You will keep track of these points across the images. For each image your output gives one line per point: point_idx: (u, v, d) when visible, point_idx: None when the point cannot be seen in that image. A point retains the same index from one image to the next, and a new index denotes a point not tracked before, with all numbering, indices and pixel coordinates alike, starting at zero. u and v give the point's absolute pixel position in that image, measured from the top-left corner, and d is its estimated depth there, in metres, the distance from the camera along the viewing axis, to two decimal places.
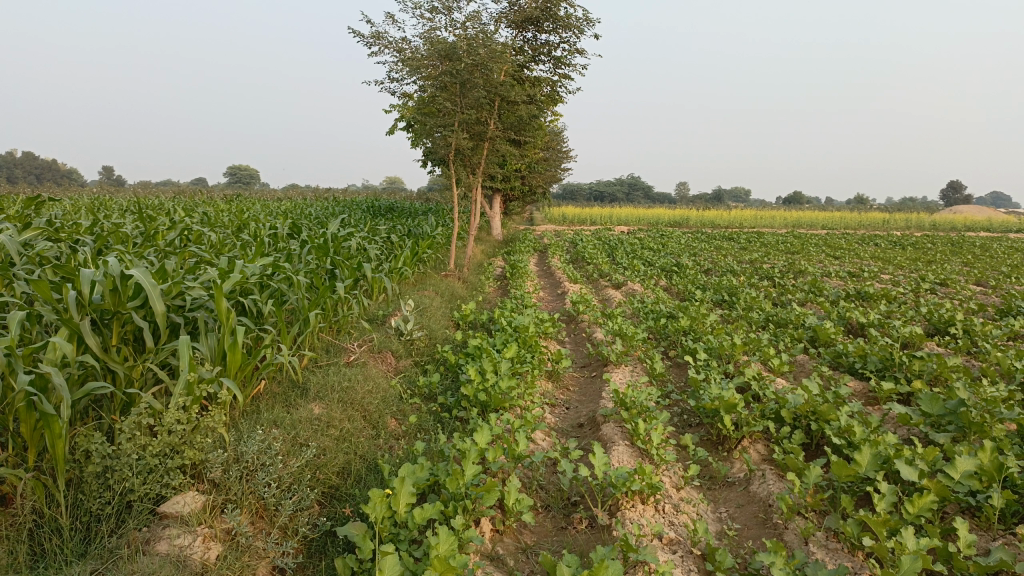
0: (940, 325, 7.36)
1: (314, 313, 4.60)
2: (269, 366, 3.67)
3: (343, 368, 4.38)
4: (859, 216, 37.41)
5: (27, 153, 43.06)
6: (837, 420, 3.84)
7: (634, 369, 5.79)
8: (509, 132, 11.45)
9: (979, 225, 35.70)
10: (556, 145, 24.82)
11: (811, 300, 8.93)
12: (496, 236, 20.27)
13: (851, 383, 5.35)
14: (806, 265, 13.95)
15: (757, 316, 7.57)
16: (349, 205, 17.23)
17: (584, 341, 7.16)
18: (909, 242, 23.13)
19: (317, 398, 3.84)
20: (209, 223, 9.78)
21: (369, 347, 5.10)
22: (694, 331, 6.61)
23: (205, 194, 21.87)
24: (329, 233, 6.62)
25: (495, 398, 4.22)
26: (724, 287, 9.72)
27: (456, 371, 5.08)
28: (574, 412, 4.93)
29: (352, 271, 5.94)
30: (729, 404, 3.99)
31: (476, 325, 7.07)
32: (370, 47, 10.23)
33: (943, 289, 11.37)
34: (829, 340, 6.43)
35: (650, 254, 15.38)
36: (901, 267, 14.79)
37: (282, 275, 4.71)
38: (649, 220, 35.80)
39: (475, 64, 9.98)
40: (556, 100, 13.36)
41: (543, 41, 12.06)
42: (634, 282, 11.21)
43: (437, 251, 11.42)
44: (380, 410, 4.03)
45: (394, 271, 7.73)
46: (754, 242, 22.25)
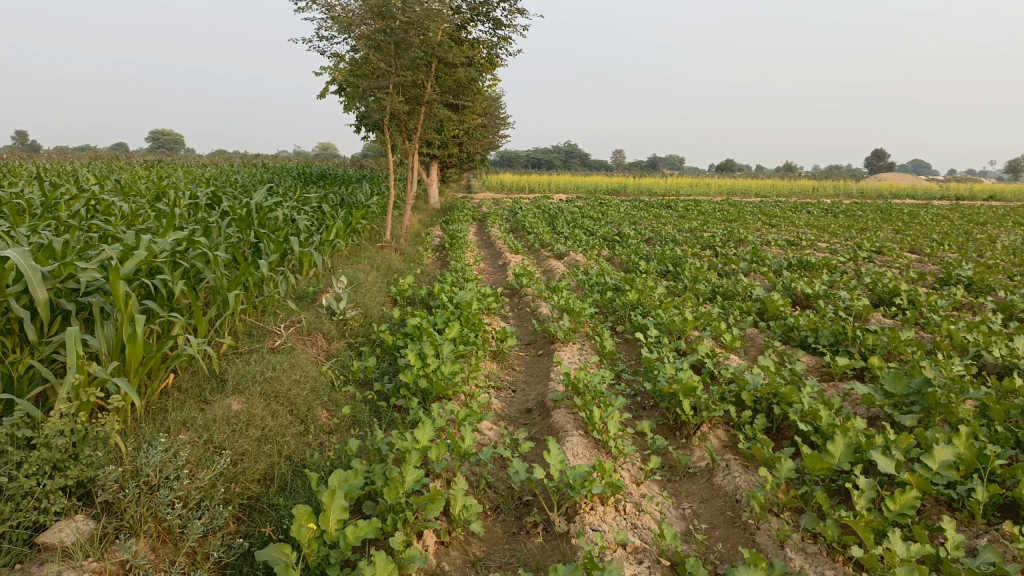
0: (885, 295, 7.30)
1: (233, 295, 4.16)
2: (179, 358, 3.23)
3: (267, 354, 3.96)
4: (791, 184, 38.05)
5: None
6: (801, 403, 3.63)
7: (582, 347, 5.50)
8: (447, 96, 10.96)
9: (904, 193, 36.74)
10: (494, 110, 24.29)
11: (756, 270, 8.82)
12: (433, 204, 19.74)
13: (805, 360, 5.18)
14: (746, 234, 13.92)
15: (705, 288, 7.37)
16: (279, 172, 16.45)
17: (528, 316, 6.85)
18: (841, 211, 23.56)
19: (236, 391, 3.43)
20: (123, 192, 9.05)
21: (297, 328, 4.67)
22: (642, 305, 6.37)
23: (123, 160, 20.63)
24: (252, 203, 6.10)
25: (437, 384, 3.87)
26: (668, 257, 9.54)
27: (393, 354, 4.70)
28: (522, 396, 4.62)
29: (278, 245, 5.46)
30: (688, 387, 3.73)
31: (414, 300, 6.68)
32: (296, 2, 9.54)
33: (881, 258, 11.45)
34: (779, 313, 6.27)
35: (590, 223, 15.15)
36: (837, 235, 14.93)
37: (196, 251, 4.24)
38: (587, 188, 35.65)
39: (410, 22, 9.46)
40: (495, 64, 12.87)
41: (482, 0, 11.53)
42: (576, 253, 10.94)
43: (372, 221, 10.91)
44: (309, 402, 3.63)
45: (325, 244, 7.24)
46: (691, 210, 22.27)
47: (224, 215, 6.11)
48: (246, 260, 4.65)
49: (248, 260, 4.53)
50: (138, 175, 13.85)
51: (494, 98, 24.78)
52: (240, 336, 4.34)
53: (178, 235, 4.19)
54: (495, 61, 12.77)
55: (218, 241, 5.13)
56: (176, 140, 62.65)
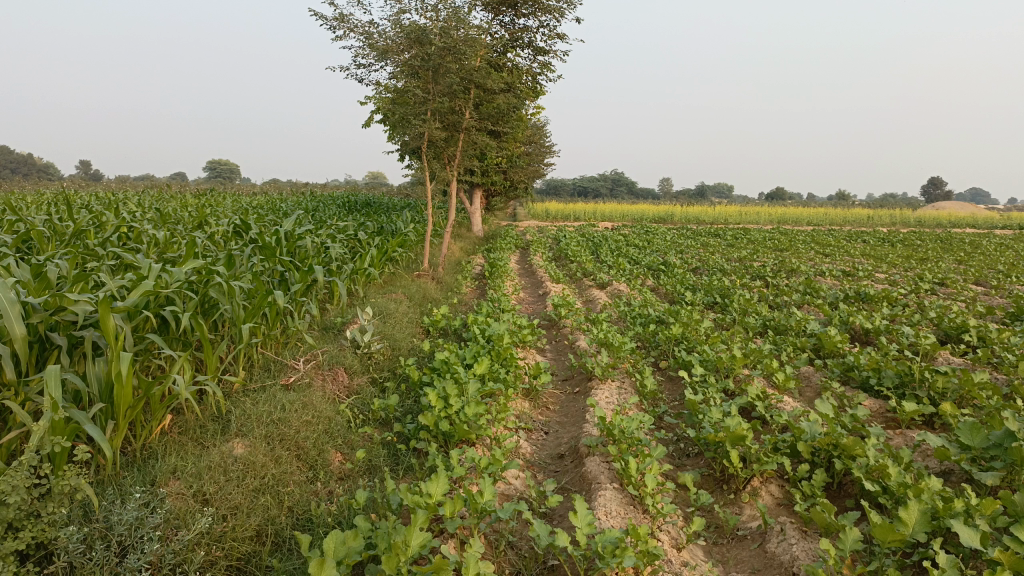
0: (952, 331, 6.78)
1: (247, 327, 3.94)
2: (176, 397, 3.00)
3: (278, 392, 3.71)
4: (845, 211, 37.02)
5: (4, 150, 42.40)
6: (867, 458, 3.23)
7: (623, 385, 5.13)
8: (486, 122, 10.77)
9: (965, 221, 35.42)
10: (538, 138, 24.16)
11: (809, 302, 8.34)
12: (477, 233, 19.58)
13: (868, 403, 4.73)
14: (798, 263, 13.38)
15: (755, 322, 6.95)
16: (323, 200, 16.45)
17: (567, 350, 6.52)
18: (898, 239, 22.68)
19: (239, 434, 3.18)
20: (160, 219, 9.03)
21: (316, 362, 4.41)
22: (687, 340, 5.98)
23: (174, 189, 21.00)
24: (281, 231, 5.91)
25: (460, 427, 3.56)
26: (716, 288, 9.11)
27: (418, 391, 4.41)
28: (555, 439, 4.27)
29: (304, 275, 5.23)
30: (737, 436, 3.37)
31: (447, 332, 6.39)
32: (334, 30, 9.50)
33: (944, 290, 10.83)
34: (836, 350, 5.83)
35: (635, 252, 14.75)
36: (895, 265, 14.28)
37: (213, 280, 4.04)
38: (634, 216, 35.23)
39: (447, 47, 9.33)
40: (537, 90, 12.69)
41: (521, 26, 11.39)
42: (619, 282, 10.58)
43: (410, 250, 10.72)
44: (321, 444, 3.36)
45: (357, 273, 7.04)
46: (740, 239, 21.66)
47: (253, 243, 5.92)
48: (267, 288, 4.44)
49: (266, 289, 4.31)
50: (183, 203, 13.96)
51: (539, 126, 24.65)
52: (256, 371, 4.09)
53: (194, 263, 3.99)
54: (537, 87, 12.57)
55: (241, 271, 4.93)
56: (230, 170, 64.10)
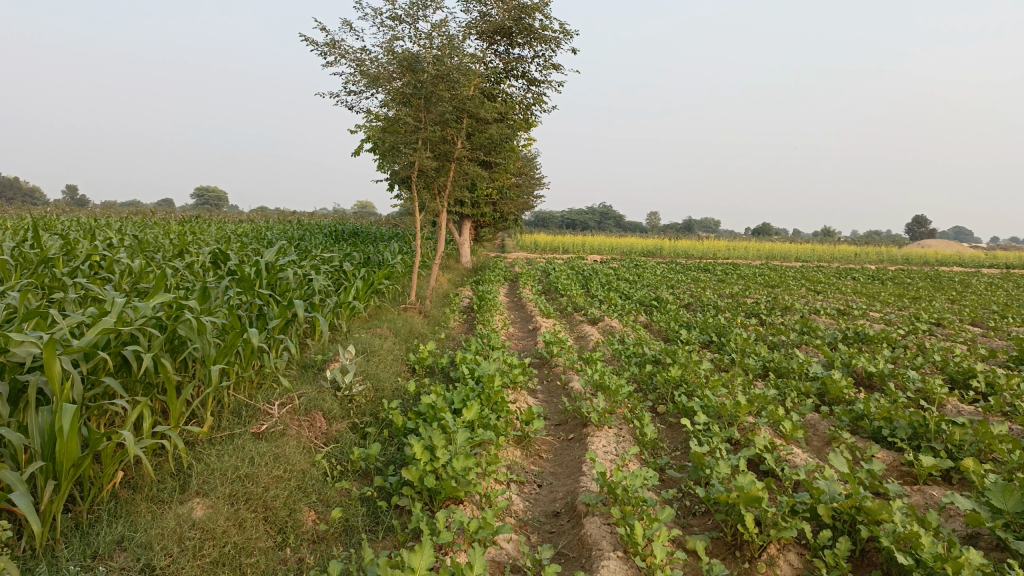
0: (958, 375, 6.52)
1: (217, 368, 3.61)
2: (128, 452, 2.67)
3: (248, 442, 3.38)
4: (832, 248, 37.06)
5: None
6: (894, 524, 2.95)
7: (620, 432, 4.83)
8: (478, 152, 10.56)
9: (951, 260, 35.52)
10: (528, 170, 24.02)
11: (807, 342, 8.09)
12: (465, 264, 19.30)
13: (881, 456, 4.44)
14: (792, 301, 13.16)
15: (754, 363, 6.67)
16: (310, 229, 16.13)
17: (559, 391, 6.22)
18: (888, 277, 22.57)
19: (200, 493, 2.87)
20: (137, 247, 8.69)
21: (292, 407, 4.09)
22: (687, 382, 5.69)
23: (159, 214, 20.62)
24: (261, 263, 5.61)
25: (447, 484, 3.24)
26: (711, 326, 8.85)
27: (402, 438, 4.08)
28: (549, 493, 3.95)
29: (283, 310, 4.92)
30: (752, 497, 3.07)
31: (434, 370, 6.07)
32: (325, 56, 9.29)
33: (941, 330, 10.62)
34: (842, 395, 5.56)
35: (626, 287, 14.50)
36: (888, 303, 14.10)
37: (182, 316, 3.72)
38: (623, 249, 35.13)
39: (440, 75, 9.20)
40: (530, 121, 12.51)
41: (516, 56, 11.23)
42: (611, 318, 10.30)
43: (397, 282, 10.41)
44: (292, 503, 3.03)
45: (341, 307, 6.72)
46: (731, 274, 21.46)
47: (231, 275, 5.61)
48: (241, 325, 4.12)
49: (241, 326, 3.99)
50: (166, 230, 13.64)
51: (529, 157, 24.51)
52: (225, 415, 3.76)
53: (162, 296, 3.68)
54: (530, 119, 12.41)
55: (216, 305, 4.62)
56: (218, 197, 63.79)
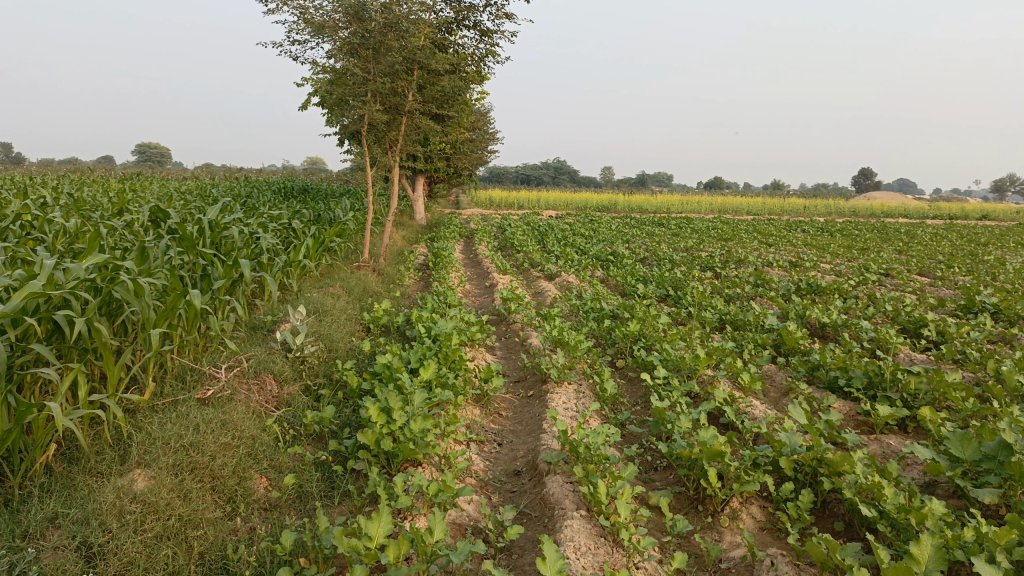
0: (909, 325, 6.62)
1: (158, 331, 3.42)
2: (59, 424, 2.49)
3: (193, 408, 3.21)
4: (783, 201, 37.55)
5: None
6: (856, 475, 2.95)
7: (580, 388, 4.77)
8: (430, 105, 10.27)
9: (897, 211, 36.35)
10: (482, 125, 23.65)
11: (762, 294, 8.13)
12: (419, 221, 19.01)
13: (838, 407, 4.47)
14: (746, 254, 13.27)
15: (712, 316, 6.67)
16: (258, 186, 15.66)
17: (517, 348, 6.14)
18: (837, 229, 22.93)
19: (141, 463, 2.71)
20: (72, 206, 8.27)
21: (240, 370, 3.92)
22: (645, 337, 5.66)
23: (97, 172, 19.78)
24: (204, 220, 5.35)
25: (404, 447, 3.13)
26: (667, 279, 8.83)
27: (357, 400, 3.96)
28: (509, 451, 3.88)
29: (228, 269, 4.71)
30: (715, 452, 3.03)
31: (389, 329, 5.93)
32: (265, 2, 8.85)
33: (890, 280, 10.81)
34: (798, 347, 5.59)
35: (582, 241, 14.44)
36: (838, 255, 14.32)
37: (118, 277, 3.50)
38: (577, 205, 35.07)
39: (389, 24, 8.86)
40: (483, 73, 12.20)
41: (467, 4, 10.88)
42: (568, 273, 10.24)
43: (350, 239, 10.16)
44: (242, 471, 2.90)
45: (291, 266, 6.50)
46: (685, 228, 21.57)
47: (172, 234, 5.35)
48: (183, 286, 3.92)
49: (182, 287, 3.79)
50: (105, 188, 13.10)
51: (482, 111, 24.10)
52: (167, 381, 3.58)
53: (96, 257, 3.46)
54: (483, 71, 12.10)
55: (155, 265, 4.39)
56: (161, 154, 61.72)
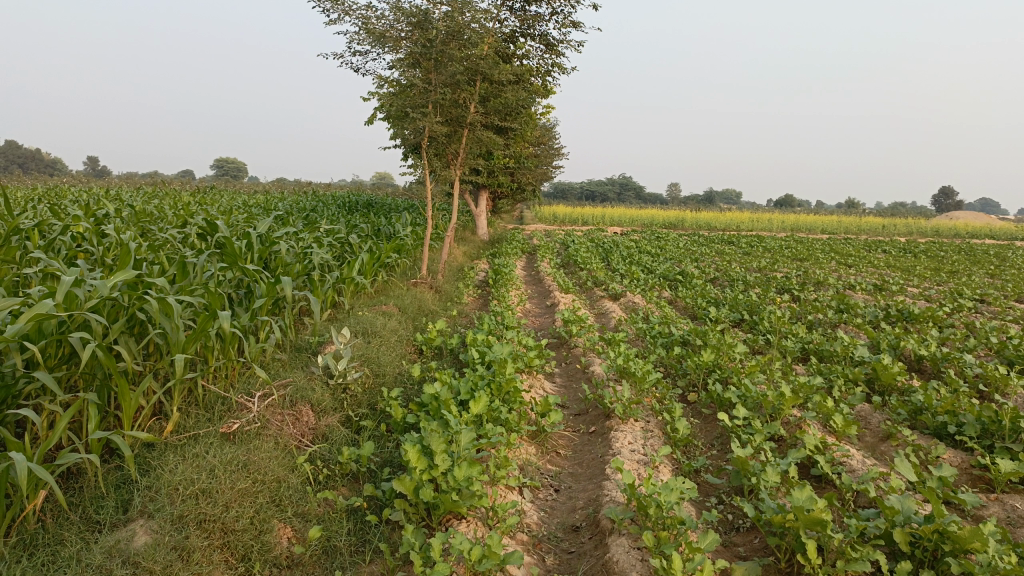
0: (1021, 359, 5.92)
1: (184, 357, 3.11)
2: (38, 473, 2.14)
3: (213, 448, 2.89)
4: (860, 220, 36.02)
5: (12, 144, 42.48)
6: (990, 556, 2.41)
7: (648, 426, 4.29)
8: (492, 118, 9.94)
9: (983, 232, 34.46)
10: (547, 140, 23.29)
11: (847, 321, 7.49)
12: (482, 236, 18.74)
13: (948, 458, 3.88)
14: (825, 275, 12.50)
15: (793, 345, 6.10)
16: (323, 200, 15.60)
17: (579, 375, 5.70)
18: (920, 250, 21.69)
19: (145, 516, 2.39)
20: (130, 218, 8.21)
21: (274, 399, 3.58)
22: (721, 368, 5.15)
23: (170, 185, 20.16)
24: (251, 235, 5.10)
25: (446, 498, 2.71)
26: (742, 302, 8.24)
27: (401, 435, 3.58)
28: (567, 500, 3.43)
29: (270, 287, 4.40)
30: (814, 520, 2.54)
31: (442, 352, 5.56)
32: (328, 12, 8.70)
33: (988, 308, 9.95)
34: (895, 383, 4.99)
35: (648, 259, 13.86)
36: (925, 278, 13.40)
37: (147, 297, 3.22)
38: (643, 221, 34.38)
39: (451, 33, 8.60)
40: (548, 85, 11.83)
41: (533, 13, 10.55)
42: (634, 294, 9.73)
43: (408, 256, 9.89)
44: (262, 519, 2.55)
45: (344, 282, 6.23)
46: (755, 247, 20.69)
47: (219, 249, 5.11)
48: (219, 306, 3.64)
49: (216, 309, 3.50)
50: (174, 200, 13.22)
51: (546, 126, 23.79)
52: (192, 412, 3.28)
53: (124, 274, 3.19)
54: (547, 84, 11.75)
55: (194, 282, 4.12)
56: (237, 170, 63.78)
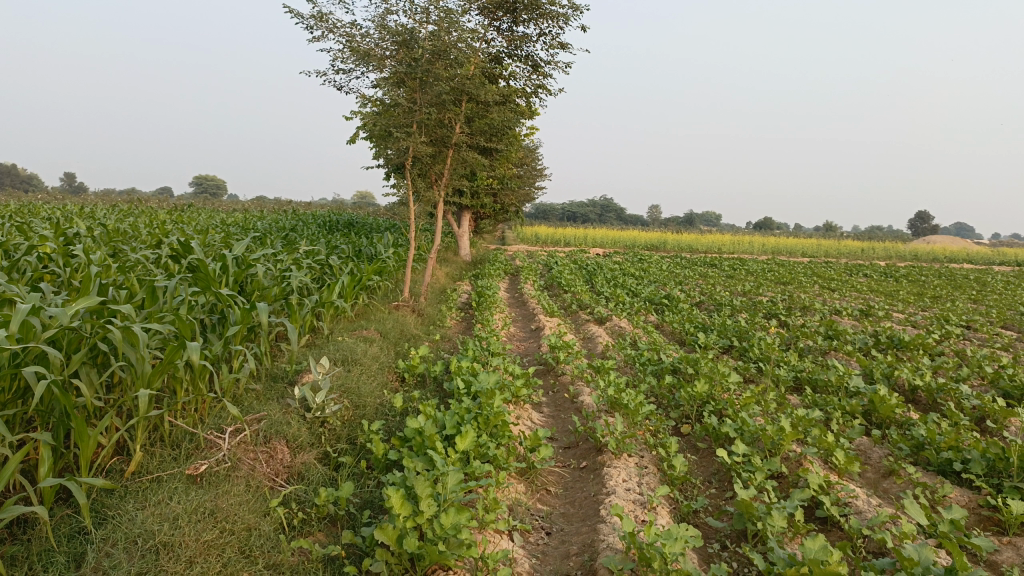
0: (1017, 390, 5.80)
1: (148, 392, 2.87)
2: None
3: (178, 493, 2.66)
4: (840, 244, 36.24)
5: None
6: None
7: (642, 462, 4.10)
8: (477, 138, 9.80)
9: (961, 257, 34.79)
10: (531, 161, 23.21)
11: (837, 349, 7.37)
12: (464, 257, 18.56)
13: (955, 498, 3.71)
14: (810, 300, 12.42)
15: (785, 374, 5.95)
16: (304, 219, 15.36)
17: (568, 405, 5.50)
18: (901, 275, 21.78)
19: (99, 574, 2.18)
20: (101, 237, 7.94)
21: (247, 436, 3.35)
22: (714, 399, 4.97)
23: (148, 202, 19.81)
24: (227, 257, 4.87)
25: (432, 549, 2.49)
26: (731, 328, 8.10)
27: (381, 473, 3.35)
28: (560, 545, 3.22)
29: (246, 314, 4.16)
30: (830, 574, 2.35)
31: (425, 380, 5.35)
32: (311, 29, 8.53)
33: (975, 335, 9.88)
34: (893, 416, 4.84)
35: (633, 282, 13.74)
36: (910, 304, 13.37)
37: (110, 326, 2.99)
38: (625, 243, 34.38)
39: (437, 52, 8.46)
40: (534, 106, 11.72)
41: (520, 33, 10.46)
42: (620, 318, 9.57)
43: (390, 277, 9.67)
44: (231, 573, 2.32)
45: (324, 306, 6.00)
46: (738, 270, 20.66)
47: (192, 271, 4.88)
48: (189, 334, 3.40)
49: (186, 338, 3.26)
50: (150, 217, 12.93)
51: (530, 147, 23.76)
52: (157, 451, 3.04)
53: (86, 301, 2.96)
54: (532, 105, 11.65)
55: (164, 308, 3.88)
56: (216, 188, 63.29)
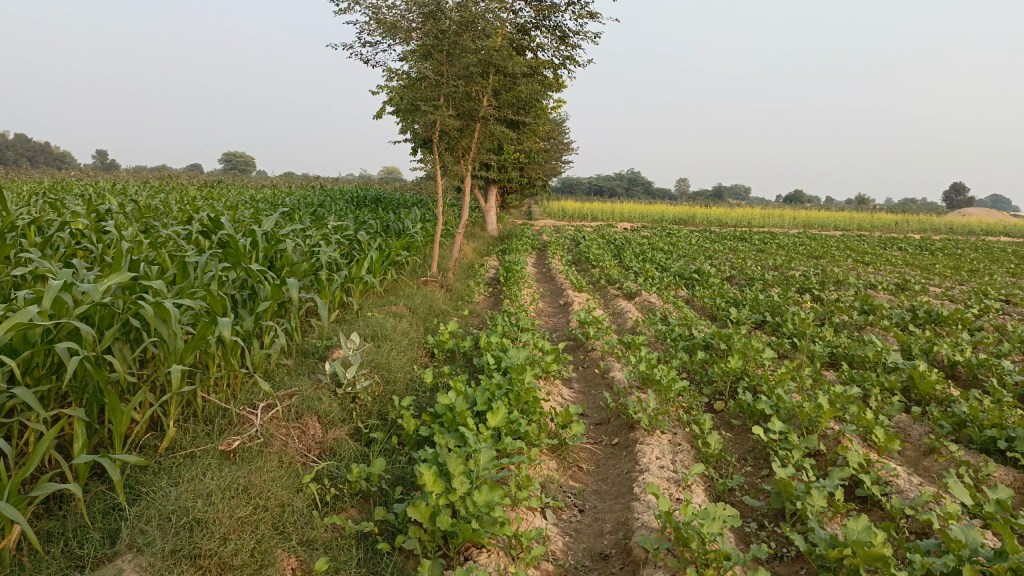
0: None
1: (180, 368, 2.85)
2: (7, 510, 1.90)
3: (211, 470, 2.66)
4: (872, 217, 35.58)
5: (20, 137, 42.48)
6: None
7: (675, 439, 4.04)
8: (505, 111, 9.68)
9: (998, 230, 33.99)
10: (558, 135, 23.00)
11: (873, 324, 7.23)
12: (491, 232, 18.49)
13: (1000, 477, 3.61)
14: (843, 274, 12.19)
15: (821, 349, 5.83)
16: (332, 195, 15.37)
17: (598, 381, 5.46)
18: (936, 248, 21.34)
19: (133, 551, 2.18)
20: (132, 213, 8.00)
21: (279, 412, 3.34)
22: (749, 375, 4.89)
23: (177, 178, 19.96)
24: (256, 233, 4.85)
25: (465, 528, 2.46)
26: (763, 303, 7.97)
27: (413, 449, 3.33)
28: (593, 523, 3.18)
29: (276, 289, 4.13)
30: (875, 557, 2.28)
31: (455, 355, 5.32)
32: (338, 2, 8.46)
33: (1015, 309, 9.64)
34: (933, 393, 4.72)
35: (662, 257, 13.60)
36: (947, 277, 13.07)
37: (140, 302, 2.97)
38: (653, 217, 34.07)
39: (464, 23, 8.34)
40: (562, 78, 11.55)
41: (549, 3, 10.27)
42: (649, 293, 9.47)
43: (418, 253, 9.65)
44: (264, 550, 2.32)
45: (353, 281, 5.99)
46: (768, 244, 20.39)
47: (222, 247, 4.87)
48: (220, 310, 3.38)
49: (217, 314, 3.24)
50: (180, 194, 13.02)
51: (557, 121, 23.52)
52: (190, 426, 3.04)
53: (118, 277, 2.94)
54: (560, 78, 11.48)
55: (194, 284, 3.86)
56: (245, 164, 63.72)
